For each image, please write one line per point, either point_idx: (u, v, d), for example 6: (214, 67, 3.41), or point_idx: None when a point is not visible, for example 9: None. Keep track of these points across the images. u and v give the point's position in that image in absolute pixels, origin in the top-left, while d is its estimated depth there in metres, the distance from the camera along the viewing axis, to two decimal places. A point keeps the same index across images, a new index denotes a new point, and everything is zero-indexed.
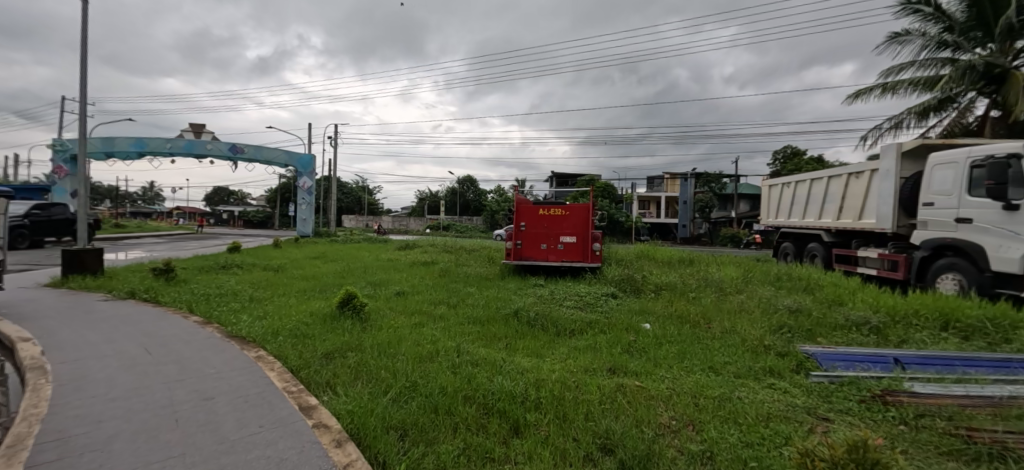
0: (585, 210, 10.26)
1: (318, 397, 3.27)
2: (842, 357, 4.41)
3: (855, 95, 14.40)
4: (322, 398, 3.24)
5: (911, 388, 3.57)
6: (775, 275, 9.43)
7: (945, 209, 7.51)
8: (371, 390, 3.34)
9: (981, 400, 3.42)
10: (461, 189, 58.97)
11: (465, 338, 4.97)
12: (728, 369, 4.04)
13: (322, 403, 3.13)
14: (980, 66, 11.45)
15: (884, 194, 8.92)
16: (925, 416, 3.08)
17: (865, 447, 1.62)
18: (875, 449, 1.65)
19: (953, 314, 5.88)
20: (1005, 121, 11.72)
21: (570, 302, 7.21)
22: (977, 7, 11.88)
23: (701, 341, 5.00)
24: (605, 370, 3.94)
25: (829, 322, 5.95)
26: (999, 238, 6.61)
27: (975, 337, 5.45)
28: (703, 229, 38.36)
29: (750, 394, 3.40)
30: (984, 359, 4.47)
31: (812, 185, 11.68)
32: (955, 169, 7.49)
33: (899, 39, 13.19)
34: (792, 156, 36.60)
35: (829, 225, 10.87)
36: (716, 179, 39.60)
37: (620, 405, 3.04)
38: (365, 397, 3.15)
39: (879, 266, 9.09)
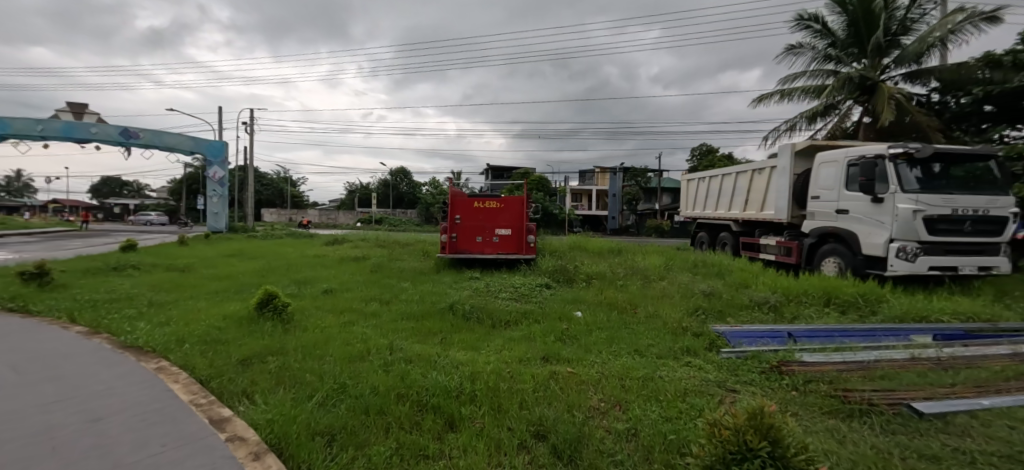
0: (520, 203, 10.38)
1: (232, 408, 3.03)
2: (746, 333, 4.94)
3: (758, 99, 15.90)
4: (237, 409, 3.02)
5: (800, 357, 4.09)
6: (692, 262, 10.26)
7: (829, 202, 8.61)
8: (294, 395, 3.16)
9: (854, 364, 4.01)
10: (393, 181, 57.04)
11: (399, 334, 4.85)
12: (651, 351, 4.34)
13: (236, 414, 2.91)
14: None
15: (781, 188, 10.00)
16: (812, 381, 3.55)
17: (761, 415, 1.75)
18: (770, 412, 1.82)
19: (833, 291, 6.80)
20: (874, 127, 13.61)
21: (505, 293, 7.31)
22: (855, 26, 13.68)
23: (628, 327, 5.32)
24: (538, 359, 4.05)
25: (737, 302, 6.61)
26: (869, 225, 7.71)
27: (849, 311, 6.39)
28: (630, 221, 40.64)
29: (671, 373, 3.68)
30: (856, 329, 5.24)
31: (723, 179, 12.77)
32: (837, 167, 8.55)
33: (794, 51, 14.78)
34: (707, 153, 39.86)
35: (737, 216, 11.99)
36: (642, 173, 41.93)
37: (553, 392, 3.16)
38: (287, 404, 2.98)
39: (777, 252, 10.21)
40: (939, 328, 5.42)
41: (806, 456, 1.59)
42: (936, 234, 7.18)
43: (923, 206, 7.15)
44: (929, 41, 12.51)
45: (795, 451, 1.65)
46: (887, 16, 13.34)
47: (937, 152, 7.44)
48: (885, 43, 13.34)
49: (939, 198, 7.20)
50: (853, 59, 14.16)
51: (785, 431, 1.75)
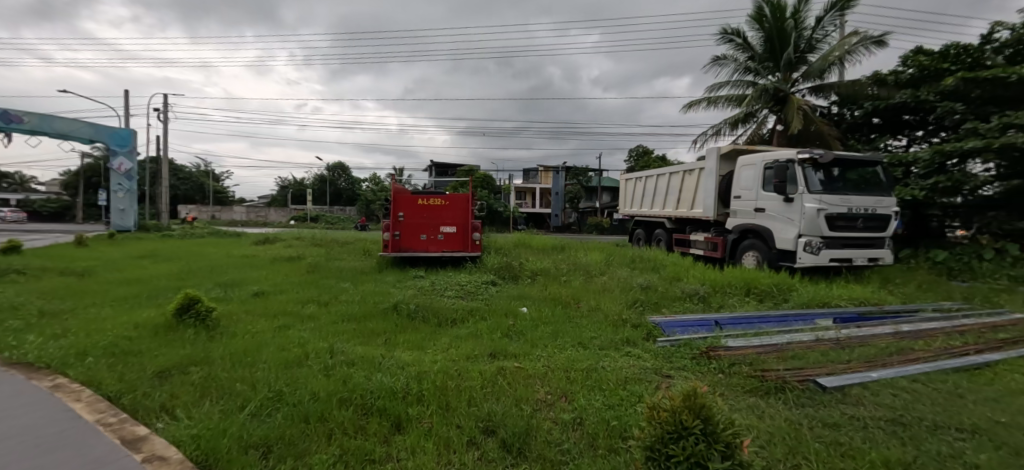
0: (465, 200, 10.36)
1: (151, 426, 2.80)
2: (679, 323, 5.33)
3: (688, 106, 16.99)
4: (156, 426, 2.80)
5: (725, 343, 4.50)
6: (630, 258, 10.80)
7: (749, 201, 9.45)
8: (223, 407, 2.98)
9: (770, 347, 4.48)
10: (331, 177, 54.41)
11: (340, 337, 4.70)
12: (594, 343, 4.55)
13: (155, 432, 2.70)
14: None
15: (708, 188, 10.80)
16: (735, 364, 3.92)
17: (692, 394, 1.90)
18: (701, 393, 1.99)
19: (752, 283, 7.49)
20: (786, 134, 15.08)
21: (451, 291, 7.30)
22: (770, 42, 15.04)
23: (571, 321, 5.53)
24: (486, 356, 4.11)
25: (671, 294, 7.09)
26: (781, 223, 8.57)
27: (765, 299, 7.08)
28: (572, 218, 41.80)
29: (612, 363, 3.90)
30: (771, 315, 5.83)
31: (658, 179, 13.54)
32: (754, 169, 9.40)
33: (719, 62, 15.96)
34: (643, 155, 41.95)
35: (670, 214, 12.78)
36: (583, 172, 43.25)
37: (501, 387, 3.23)
38: (216, 417, 2.81)
39: (705, 248, 11.03)
40: (837, 312, 6.18)
41: (729, 429, 1.77)
42: (834, 230, 8.15)
43: (824, 205, 8.08)
44: (830, 59, 14.07)
45: (724, 427, 1.80)
46: (796, 35, 14.81)
47: (836, 158, 8.41)
48: (795, 58, 14.80)
49: (837, 199, 8.17)
50: (769, 72, 15.57)
51: (714, 409, 1.90)
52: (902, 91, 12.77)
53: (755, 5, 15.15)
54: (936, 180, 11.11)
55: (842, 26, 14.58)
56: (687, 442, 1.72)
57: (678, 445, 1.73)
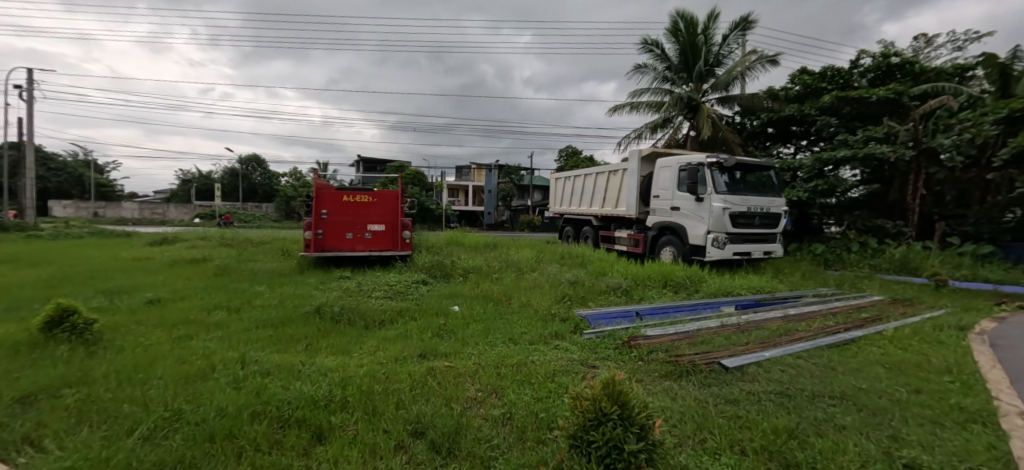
0: (394, 198, 10.06)
1: (10, 461, 2.40)
2: (603, 315, 5.62)
3: (613, 110, 17.89)
4: (18, 460, 2.40)
5: (645, 332, 4.82)
6: (559, 254, 11.17)
7: (666, 201, 10.19)
8: (108, 432, 2.64)
9: (683, 334, 4.88)
10: (244, 171, 49.91)
11: (253, 345, 4.35)
12: (524, 338, 4.65)
13: (16, 468, 2.32)
14: None
15: (630, 188, 11.47)
16: (653, 351, 4.22)
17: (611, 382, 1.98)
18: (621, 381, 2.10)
19: (668, 276, 8.10)
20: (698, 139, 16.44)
21: (379, 292, 7.06)
22: (684, 54, 16.29)
23: (503, 317, 5.60)
24: (415, 357, 4.03)
25: (597, 288, 7.45)
26: (693, 220, 9.36)
27: (680, 291, 7.70)
28: (505, 216, 42.18)
29: (541, 357, 4.02)
30: (684, 305, 6.37)
31: (585, 179, 14.12)
32: (670, 171, 10.14)
33: (640, 70, 16.98)
34: (572, 155, 43.42)
35: (597, 212, 13.40)
36: (516, 170, 43.84)
37: (430, 388, 3.20)
38: (99, 444, 2.47)
39: (628, 244, 11.72)
40: (739, 300, 6.91)
41: (644, 412, 1.90)
42: (737, 226, 9.06)
43: (729, 205, 8.94)
44: (734, 73, 15.56)
45: (640, 411, 1.91)
46: (706, 49, 16.18)
47: (738, 162, 9.34)
48: (705, 71, 16.16)
49: (739, 199, 9.09)
50: (683, 82, 16.86)
51: (632, 395, 2.01)
52: (790, 105, 14.56)
53: (671, 19, 16.32)
54: (817, 183, 12.80)
55: (744, 44, 16.17)
56: (607, 428, 1.81)
57: (598, 431, 1.83)
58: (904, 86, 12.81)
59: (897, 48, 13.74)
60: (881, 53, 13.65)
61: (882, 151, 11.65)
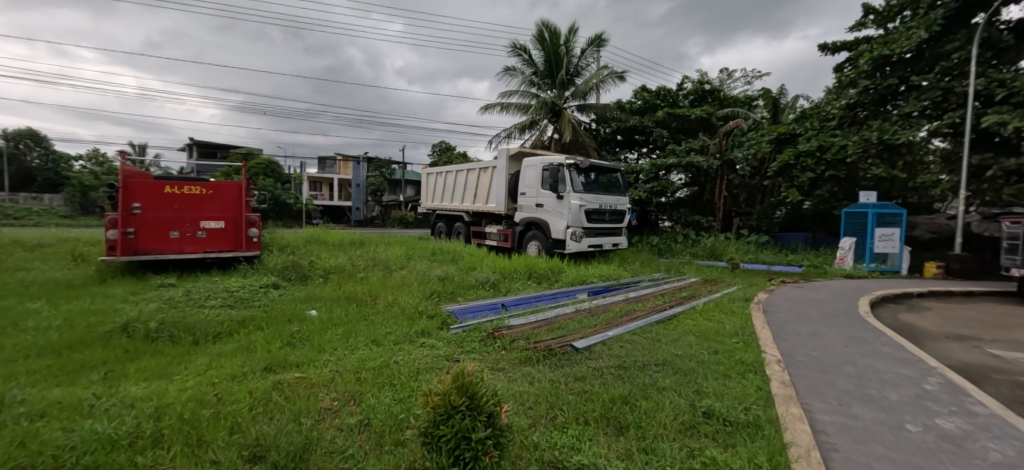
0: (236, 190, 8.74)
1: None
2: (470, 309, 5.75)
3: (484, 108, 18.27)
4: None
5: (508, 323, 5.07)
6: (430, 251, 11.04)
7: (531, 198, 10.82)
8: None
9: (542, 321, 5.27)
10: (13, 151, 38.10)
11: (21, 381, 3.37)
12: (389, 338, 4.49)
13: None
14: None
15: (499, 185, 11.89)
16: (514, 340, 4.46)
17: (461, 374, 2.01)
18: (475, 372, 2.16)
19: (532, 268, 8.62)
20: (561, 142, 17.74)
21: (215, 300, 6.09)
22: (549, 62, 17.45)
23: (367, 319, 5.32)
24: (258, 371, 3.58)
25: (466, 283, 7.57)
26: (555, 216, 10.12)
27: (543, 282, 8.27)
28: (375, 212, 40.06)
29: (405, 356, 3.93)
30: (545, 294, 6.88)
31: (456, 175, 14.18)
32: (535, 170, 10.77)
33: (509, 72, 17.66)
34: (446, 150, 43.14)
35: (468, 208, 13.57)
36: (387, 164, 41.75)
37: (275, 404, 2.88)
38: None
39: (498, 239, 12.15)
40: (591, 288, 7.71)
41: (492, 399, 1.97)
42: (591, 222, 10.09)
43: (585, 202, 9.91)
44: (590, 84, 17.23)
45: (491, 400, 1.98)
46: (567, 60, 17.58)
47: (592, 165, 10.39)
48: (566, 79, 17.54)
49: (592, 197, 10.12)
50: (548, 88, 18.06)
51: (485, 385, 2.08)
52: (634, 117, 16.82)
53: (537, 27, 17.33)
54: (653, 184, 14.96)
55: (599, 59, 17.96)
56: (455, 419, 1.84)
57: (447, 424, 1.85)
58: (713, 108, 15.75)
59: (708, 77, 16.82)
60: (698, 80, 16.58)
61: (699, 160, 14.17)
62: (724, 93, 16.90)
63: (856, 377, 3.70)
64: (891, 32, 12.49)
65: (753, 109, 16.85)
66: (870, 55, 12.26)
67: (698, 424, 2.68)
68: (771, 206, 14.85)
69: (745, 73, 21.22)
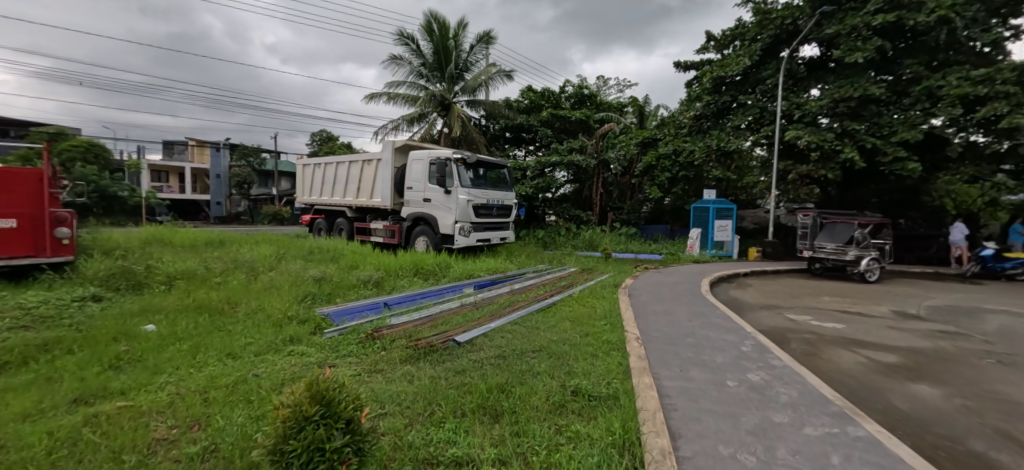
0: (35, 180, 6.79)
1: None
2: (348, 311, 5.40)
3: (370, 97, 17.17)
4: None
5: (389, 322, 4.89)
6: (307, 250, 10.11)
7: (418, 192, 10.57)
8: None
9: (426, 318, 5.19)
10: None
11: None
12: (248, 350, 4.00)
13: None
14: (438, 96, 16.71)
15: (384, 179, 11.33)
16: (395, 339, 4.32)
17: (316, 381, 1.85)
18: (338, 377, 2.03)
19: (419, 265, 8.44)
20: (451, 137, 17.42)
21: (3, 321, 4.77)
22: (437, 55, 17.13)
23: (222, 329, 4.67)
24: (65, 405, 2.91)
25: (346, 283, 7.09)
26: (443, 211, 10.02)
27: (430, 278, 8.16)
28: (241, 207, 35.36)
29: (268, 368, 3.55)
30: (431, 291, 6.77)
31: (337, 167, 13.17)
32: (422, 164, 10.49)
33: (396, 61, 16.90)
34: (328, 140, 39.57)
35: (350, 203, 12.70)
36: (255, 153, 36.17)
37: (86, 443, 2.37)
38: None
39: (384, 235, 11.61)
40: (478, 281, 7.82)
41: (352, 404, 1.87)
42: (478, 217, 10.21)
43: (472, 197, 9.99)
44: (479, 81, 17.30)
45: (353, 406, 1.87)
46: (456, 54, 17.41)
47: (479, 160, 10.49)
48: (455, 73, 17.40)
49: (480, 192, 10.23)
50: (437, 81, 17.73)
51: (348, 390, 1.96)
52: (520, 115, 17.44)
53: (424, 18, 16.87)
54: (538, 181, 15.68)
55: (487, 56, 18.08)
56: (308, 431, 1.71)
57: (299, 437, 1.71)
58: (590, 112, 17.04)
59: (586, 82, 18.17)
60: (578, 85, 17.85)
61: (578, 159, 15.25)
62: (600, 98, 18.40)
63: (694, 346, 4.37)
64: (727, 56, 14.87)
65: (623, 114, 18.65)
66: (711, 75, 14.49)
67: (567, 402, 2.91)
68: (638, 201, 16.65)
69: (618, 81, 23.35)
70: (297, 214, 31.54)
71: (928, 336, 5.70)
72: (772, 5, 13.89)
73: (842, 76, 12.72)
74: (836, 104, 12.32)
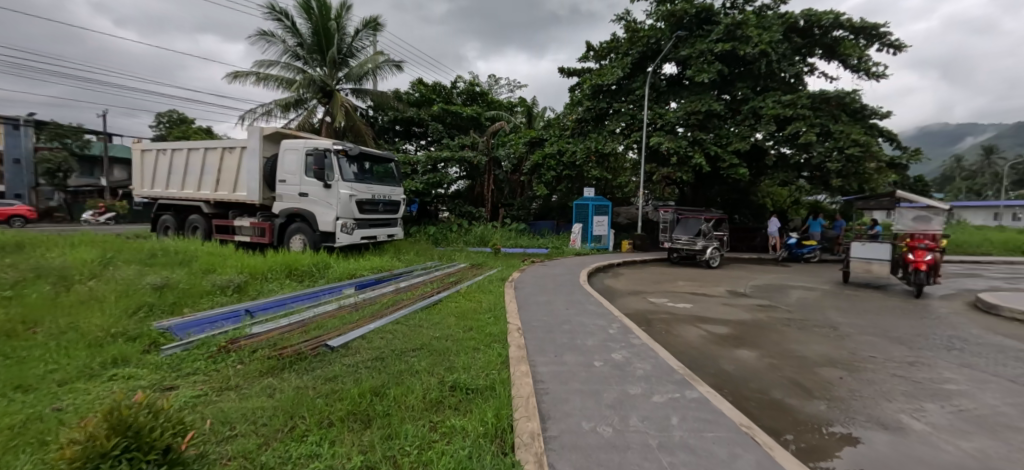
0: None
1: None
2: (196, 322, 4.64)
3: (234, 76, 14.99)
4: None
5: (249, 331, 4.35)
6: (147, 252, 8.51)
7: (292, 186, 9.57)
8: None
9: (296, 324, 4.72)
10: None
11: None
12: (47, 380, 3.20)
13: None
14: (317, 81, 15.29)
15: (250, 170, 9.98)
16: (256, 350, 3.87)
17: (116, 412, 1.66)
18: (151, 402, 1.83)
19: (292, 265, 7.66)
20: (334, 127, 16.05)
21: None
22: (316, 36, 15.64)
23: (10, 357, 3.67)
24: None
25: (197, 290, 6.10)
26: (322, 207, 9.22)
27: (306, 280, 7.47)
28: (55, 200, 28.28)
29: (77, 399, 2.89)
30: (304, 294, 6.18)
31: (188, 155, 11.24)
32: (297, 154, 9.48)
33: (266, 38, 15.03)
34: (179, 122, 33.28)
35: (206, 197, 10.96)
36: (76, 133, 29.30)
37: None
38: None
39: (252, 233, 10.31)
40: (360, 281, 7.37)
41: (172, 430, 1.79)
42: (363, 213, 9.62)
43: (355, 192, 9.36)
44: (366, 69, 16.16)
45: (171, 429, 1.80)
46: (339, 37, 16.11)
47: (363, 153, 9.85)
48: (338, 58, 16.09)
49: (364, 187, 9.64)
50: (316, 64, 16.20)
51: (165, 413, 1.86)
52: (410, 108, 16.83)
53: None
54: (430, 176, 15.34)
55: (375, 43, 17.00)
56: (106, 468, 1.53)
57: None
58: (482, 109, 17.17)
59: (478, 80, 18.29)
60: (469, 82, 17.88)
61: (469, 155, 15.31)
62: (491, 97, 18.64)
63: (568, 332, 4.70)
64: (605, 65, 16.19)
65: (513, 114, 19.17)
66: (590, 82, 15.65)
67: (444, 398, 2.89)
68: (527, 198, 17.30)
69: (510, 82, 23.92)
70: (138, 209, 26.29)
71: (751, 310, 6.94)
72: (640, 24, 15.50)
73: (693, 92, 14.74)
74: (689, 116, 14.24)
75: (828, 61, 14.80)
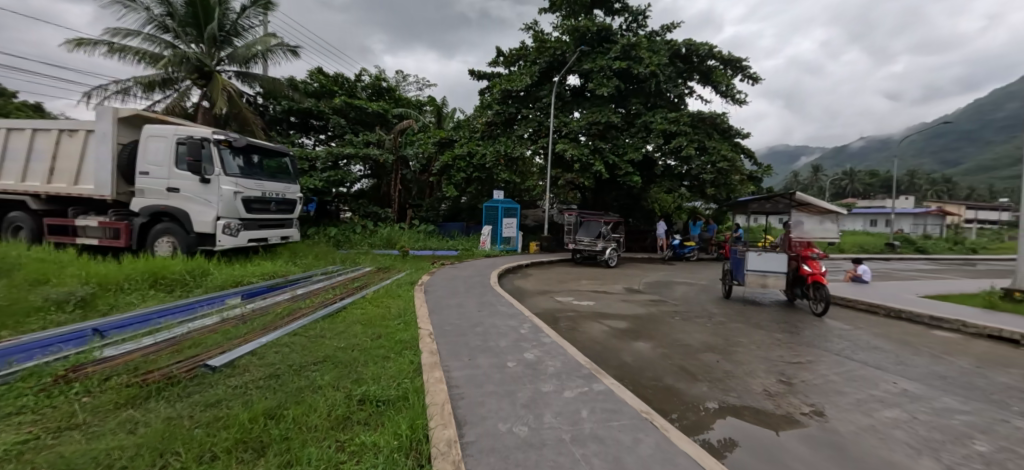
0: None
1: None
2: (20, 347, 3.68)
3: (77, 43, 12.38)
4: None
5: (99, 355, 3.58)
6: None
7: (159, 179, 8.17)
8: None
9: (164, 343, 4.00)
10: None
11: None
12: None
13: None
14: (192, 59, 13.30)
15: (98, 158, 8.28)
16: (110, 378, 3.20)
17: None
18: None
19: (158, 273, 6.53)
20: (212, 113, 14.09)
21: None
22: (191, 7, 13.56)
23: None
24: None
25: (21, 306, 4.88)
26: (197, 205, 8.01)
27: (175, 289, 6.41)
28: None
29: None
30: (175, 306, 5.29)
31: (8, 136, 8.99)
32: (165, 142, 8.13)
33: (124, 2, 12.70)
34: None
35: (35, 189, 8.85)
36: None
37: None
38: None
39: (102, 235, 8.58)
40: (247, 289, 6.53)
41: None
42: (250, 212, 8.55)
43: (241, 188, 8.29)
44: (254, 51, 14.45)
45: None
46: (221, 12, 14.22)
47: (250, 145, 8.75)
48: (220, 36, 14.18)
49: (252, 183, 8.58)
50: (190, 40, 14.11)
51: None
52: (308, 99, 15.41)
53: None
54: (330, 173, 14.24)
55: (265, 24, 15.34)
56: None
57: None
58: (388, 106, 16.46)
59: (384, 75, 17.51)
60: (375, 76, 17.05)
61: (374, 153, 14.53)
62: (398, 93, 17.93)
63: (481, 333, 4.67)
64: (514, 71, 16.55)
65: (422, 112, 18.65)
66: (500, 87, 15.86)
67: (352, 413, 2.66)
68: (437, 199, 16.97)
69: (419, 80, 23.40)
70: None
71: (645, 305, 7.57)
72: (547, 35, 16.15)
73: (594, 104, 15.76)
74: (590, 126, 15.17)
75: (703, 85, 16.84)
